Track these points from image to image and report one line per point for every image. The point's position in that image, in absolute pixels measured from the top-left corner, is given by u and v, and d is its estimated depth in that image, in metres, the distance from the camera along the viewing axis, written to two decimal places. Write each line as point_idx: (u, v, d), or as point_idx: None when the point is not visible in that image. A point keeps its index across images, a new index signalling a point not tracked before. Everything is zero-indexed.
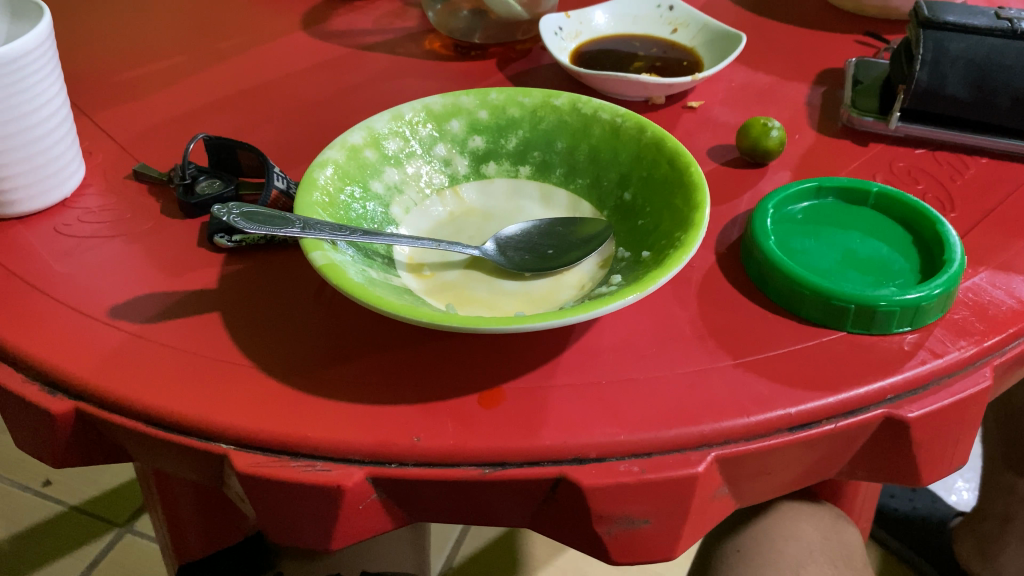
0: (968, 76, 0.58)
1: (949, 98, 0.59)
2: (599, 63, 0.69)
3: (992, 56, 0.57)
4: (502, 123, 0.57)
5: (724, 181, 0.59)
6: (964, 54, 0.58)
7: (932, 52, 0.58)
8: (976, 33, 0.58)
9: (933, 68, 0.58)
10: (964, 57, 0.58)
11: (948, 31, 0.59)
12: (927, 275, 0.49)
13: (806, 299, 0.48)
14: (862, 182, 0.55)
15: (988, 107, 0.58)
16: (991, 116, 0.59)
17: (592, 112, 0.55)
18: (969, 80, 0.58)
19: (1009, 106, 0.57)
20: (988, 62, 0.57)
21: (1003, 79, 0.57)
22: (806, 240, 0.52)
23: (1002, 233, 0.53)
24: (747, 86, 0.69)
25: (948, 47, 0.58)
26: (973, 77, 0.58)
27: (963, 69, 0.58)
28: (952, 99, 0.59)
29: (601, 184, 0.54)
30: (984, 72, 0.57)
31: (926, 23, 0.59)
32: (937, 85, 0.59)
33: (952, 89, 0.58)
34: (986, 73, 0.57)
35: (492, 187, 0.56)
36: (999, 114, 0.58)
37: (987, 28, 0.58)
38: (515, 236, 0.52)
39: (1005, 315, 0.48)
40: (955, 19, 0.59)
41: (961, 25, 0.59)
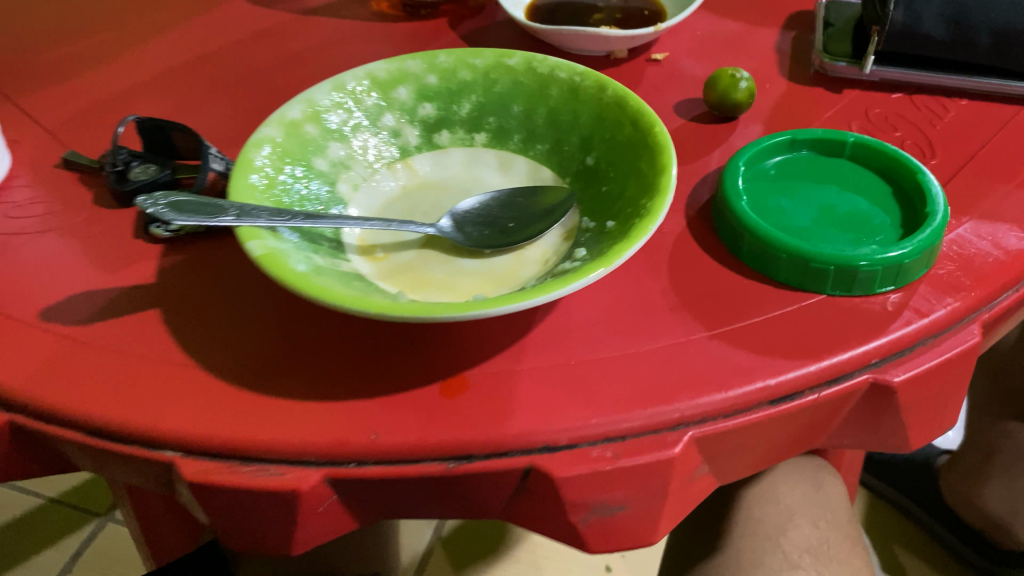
0: (945, 14, 0.54)
1: (926, 38, 0.55)
2: (556, 17, 0.65)
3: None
4: (453, 88, 0.53)
5: (693, 138, 0.56)
6: None
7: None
8: None
9: (908, 7, 0.55)
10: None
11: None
12: (910, 229, 0.46)
13: (781, 262, 0.45)
14: (837, 132, 0.51)
15: (966, 46, 0.55)
16: (970, 56, 0.55)
17: (549, 71, 0.52)
18: (947, 18, 0.54)
19: (990, 43, 0.54)
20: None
21: (981, 14, 0.54)
22: (779, 197, 0.49)
23: (986, 180, 0.51)
24: (713, 34, 0.65)
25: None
26: (951, 14, 0.54)
27: (938, 7, 0.55)
28: (928, 40, 0.55)
29: (563, 149, 0.51)
30: (961, 9, 0.54)
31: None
32: (913, 25, 0.55)
33: (929, 28, 0.55)
34: (963, 9, 0.54)
35: (447, 157, 0.53)
36: (977, 53, 0.55)
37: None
38: (471, 210, 0.49)
39: (990, 267, 0.46)
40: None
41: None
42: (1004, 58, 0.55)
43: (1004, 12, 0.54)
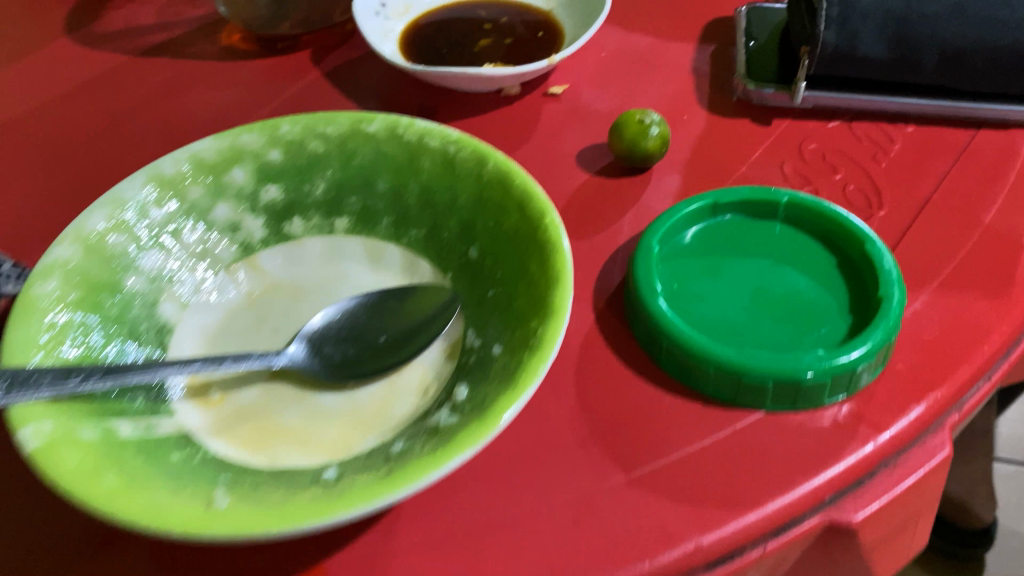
0: (885, 32, 0.46)
1: (864, 60, 0.47)
2: (435, 46, 0.55)
3: (910, 4, 0.46)
4: (302, 164, 0.43)
5: (599, 198, 0.47)
6: (875, 7, 0.46)
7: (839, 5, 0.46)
8: None
9: (841, 26, 0.46)
10: (877, 8, 0.46)
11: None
12: (860, 318, 0.38)
13: (708, 374, 0.37)
14: (767, 190, 0.43)
15: (911, 69, 0.47)
16: (916, 78, 0.47)
17: (418, 139, 0.42)
18: (887, 36, 0.46)
19: (939, 65, 0.46)
20: (906, 12, 0.46)
21: (927, 30, 0.46)
22: (700, 280, 0.40)
23: (944, 235, 0.43)
24: (622, 52, 0.55)
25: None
26: (892, 31, 0.46)
27: (876, 25, 0.46)
28: (868, 63, 0.47)
29: (441, 236, 0.42)
30: (902, 26, 0.46)
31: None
32: (848, 46, 0.46)
33: (868, 49, 0.46)
34: (905, 26, 0.46)
35: (301, 250, 0.43)
36: (924, 75, 0.47)
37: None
38: (331, 322, 0.40)
39: (956, 353, 0.38)
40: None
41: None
42: (953, 80, 0.47)
43: (952, 25, 0.45)
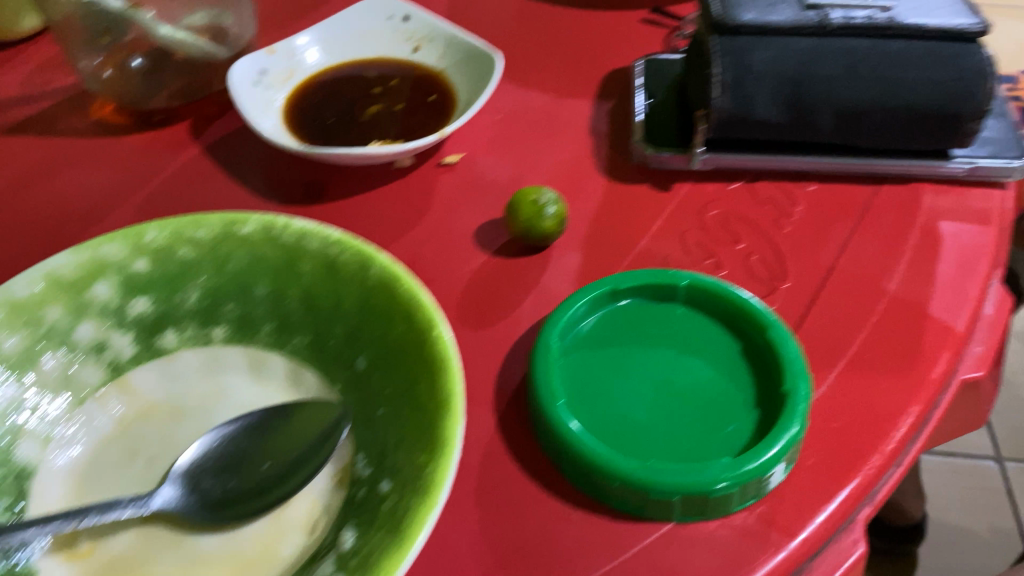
0: (779, 97, 0.45)
1: (759, 123, 0.45)
2: (321, 114, 0.52)
3: (805, 64, 0.44)
4: (171, 272, 0.40)
5: (498, 283, 0.45)
6: (772, 68, 0.44)
7: (732, 71, 0.44)
8: (779, 36, 0.45)
9: (735, 90, 0.45)
10: (771, 71, 0.44)
11: (747, 35, 0.45)
12: (766, 412, 0.37)
13: (614, 488, 0.35)
14: (668, 273, 0.42)
15: (806, 129, 0.46)
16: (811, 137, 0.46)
17: (296, 241, 0.39)
18: (781, 100, 0.45)
19: (834, 126, 0.45)
20: (801, 74, 0.44)
21: (821, 94, 0.44)
22: (604, 376, 0.38)
23: (846, 308, 0.42)
24: (516, 115, 0.54)
25: (749, 60, 0.44)
26: (786, 95, 0.45)
27: (771, 89, 0.44)
28: (763, 125, 0.46)
29: (326, 344, 0.39)
30: (798, 89, 0.44)
31: (720, 28, 0.45)
32: (743, 111, 0.45)
33: (763, 113, 0.45)
34: (800, 90, 0.44)
35: (175, 365, 0.40)
36: (819, 134, 0.46)
37: (794, 27, 0.44)
38: (210, 452, 0.37)
39: (866, 439, 0.37)
40: (755, 18, 0.45)
41: (761, 25, 0.44)
42: (849, 138, 0.46)
43: (846, 88, 0.44)
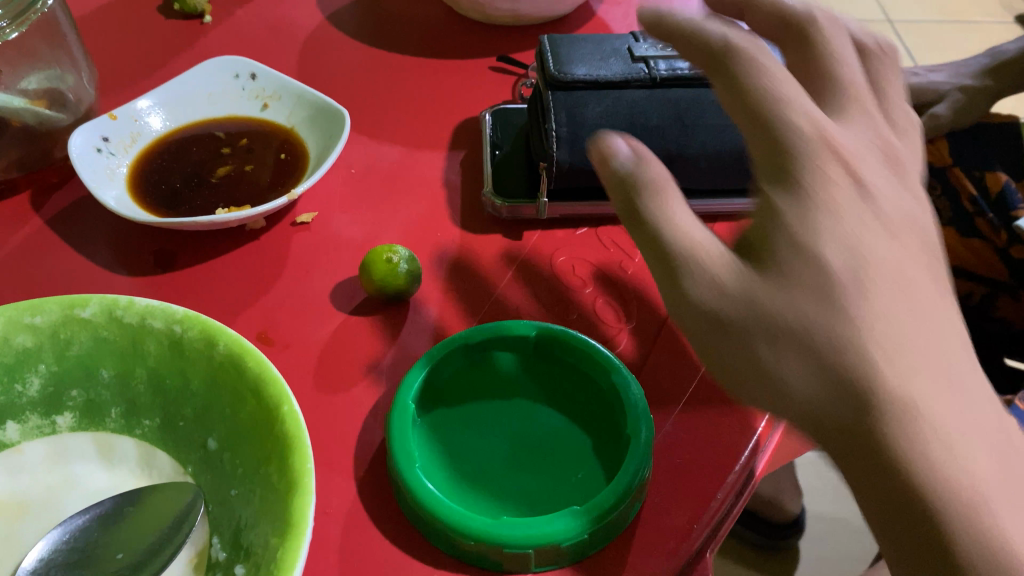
0: None
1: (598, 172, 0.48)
2: (167, 178, 0.51)
3: (634, 114, 0.47)
4: (10, 362, 0.38)
5: (355, 342, 0.45)
6: (603, 120, 0.47)
7: (568, 126, 0.47)
8: (611, 88, 0.48)
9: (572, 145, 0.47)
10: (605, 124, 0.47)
11: (580, 90, 0.48)
12: (614, 457, 0.38)
13: (470, 545, 0.35)
14: (519, 325, 0.43)
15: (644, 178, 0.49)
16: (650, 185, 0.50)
17: (140, 321, 0.39)
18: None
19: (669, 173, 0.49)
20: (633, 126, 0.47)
21: (651, 142, 0.47)
22: (459, 433, 0.39)
23: (686, 348, 0.45)
24: (369, 170, 0.55)
25: (582, 115, 0.47)
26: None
27: None
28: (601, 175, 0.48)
29: (177, 425, 0.38)
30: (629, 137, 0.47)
31: (554, 84, 0.48)
32: (581, 163, 0.48)
33: None
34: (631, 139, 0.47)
35: (19, 458, 0.38)
36: None
37: (624, 79, 0.48)
38: (58, 548, 0.36)
39: (709, 474, 0.39)
40: (586, 74, 0.48)
41: (593, 80, 0.48)
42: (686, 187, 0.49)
43: (674, 136, 0.47)
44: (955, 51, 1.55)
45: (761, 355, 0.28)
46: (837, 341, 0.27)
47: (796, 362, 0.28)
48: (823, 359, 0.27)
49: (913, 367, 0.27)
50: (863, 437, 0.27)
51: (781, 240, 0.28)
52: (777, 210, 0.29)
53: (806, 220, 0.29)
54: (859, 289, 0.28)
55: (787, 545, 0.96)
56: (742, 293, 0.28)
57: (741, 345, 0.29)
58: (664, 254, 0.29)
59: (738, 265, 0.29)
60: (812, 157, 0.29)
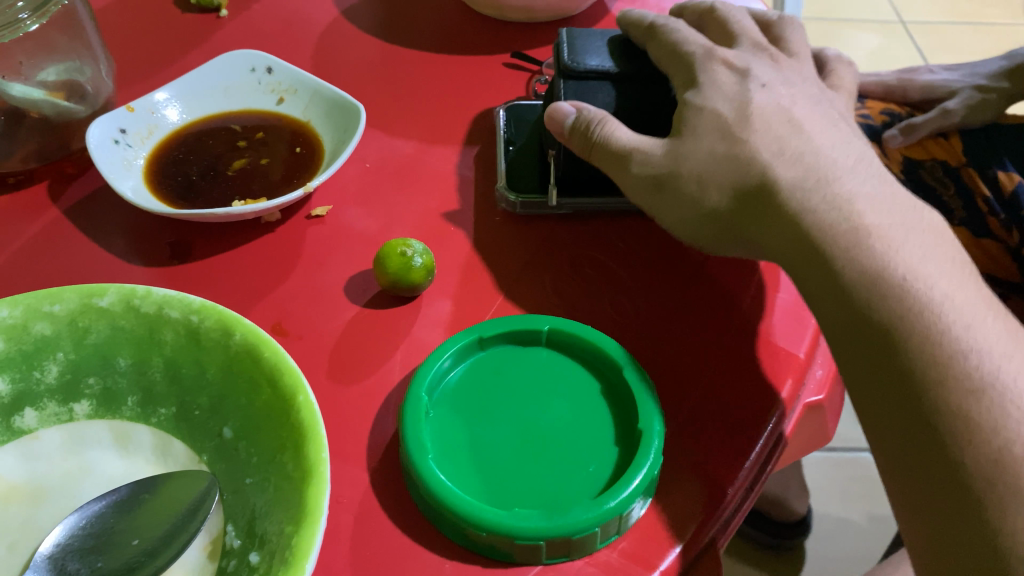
0: None
1: None
2: (184, 170, 0.52)
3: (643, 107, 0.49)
4: (28, 349, 0.39)
5: (368, 334, 0.45)
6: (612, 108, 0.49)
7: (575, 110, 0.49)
8: (622, 79, 0.50)
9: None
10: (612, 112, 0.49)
11: (589, 79, 0.49)
12: (624, 451, 0.38)
13: (481, 536, 0.36)
14: (531, 319, 0.43)
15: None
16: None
17: (157, 310, 0.39)
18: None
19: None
20: (639, 114, 0.49)
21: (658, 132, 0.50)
22: (470, 425, 0.39)
23: (698, 344, 0.45)
24: (383, 164, 0.55)
25: (591, 102, 0.49)
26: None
27: None
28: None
29: (192, 415, 0.39)
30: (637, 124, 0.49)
31: (566, 72, 0.49)
32: None
33: None
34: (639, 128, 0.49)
35: (37, 445, 0.38)
36: None
37: (634, 70, 0.49)
38: (75, 534, 0.36)
39: (719, 469, 0.40)
40: (598, 64, 0.49)
41: (602, 71, 0.49)
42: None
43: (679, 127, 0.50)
44: (967, 54, 1.54)
45: (702, 188, 0.44)
46: (744, 161, 0.43)
47: (724, 193, 0.44)
48: (735, 185, 0.43)
49: (831, 158, 0.44)
50: (772, 214, 0.42)
51: (697, 99, 0.46)
52: (690, 105, 0.46)
53: (696, 119, 0.45)
54: (736, 136, 0.44)
55: (793, 546, 0.96)
56: (666, 158, 0.45)
57: (673, 196, 0.45)
58: (625, 157, 0.45)
59: (670, 142, 0.45)
60: (699, 78, 0.47)
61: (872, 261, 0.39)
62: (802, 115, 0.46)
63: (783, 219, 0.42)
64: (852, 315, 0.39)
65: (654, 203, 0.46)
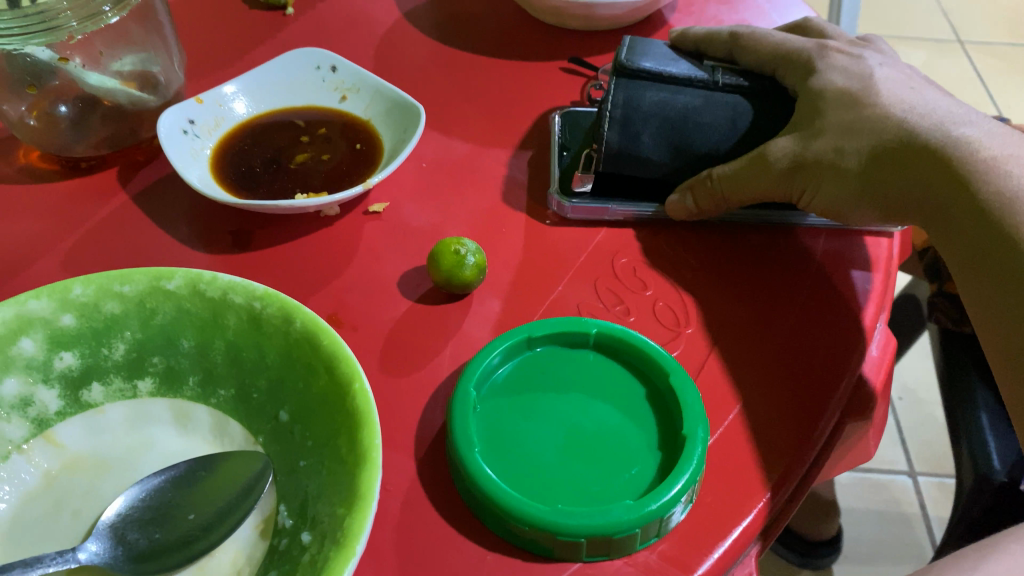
0: (661, 137, 0.50)
1: (643, 160, 0.50)
2: (248, 161, 0.53)
3: (688, 112, 0.49)
4: (98, 327, 0.41)
5: (420, 328, 0.47)
6: (658, 110, 0.49)
7: (622, 109, 0.49)
8: (673, 84, 0.49)
9: (623, 126, 0.49)
10: (658, 113, 0.49)
11: (642, 80, 0.49)
12: (667, 456, 0.39)
13: (524, 530, 0.36)
14: (581, 321, 0.44)
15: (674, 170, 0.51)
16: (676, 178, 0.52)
17: (221, 295, 0.41)
18: (663, 141, 0.50)
19: (703, 163, 0.51)
20: (683, 119, 0.49)
21: (699, 139, 0.50)
22: (515, 422, 0.40)
23: (744, 354, 0.45)
24: (440, 164, 0.57)
25: (640, 102, 0.49)
26: (666, 138, 0.50)
27: (655, 128, 0.49)
28: (640, 158, 0.50)
29: (250, 398, 0.40)
30: (679, 130, 0.49)
31: (620, 70, 0.49)
32: (630, 146, 0.50)
33: (645, 150, 0.50)
34: (679, 133, 0.49)
35: (102, 419, 0.41)
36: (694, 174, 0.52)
37: (685, 78, 0.49)
38: (135, 505, 0.38)
39: (758, 480, 0.40)
40: (652, 66, 0.49)
41: (657, 74, 0.49)
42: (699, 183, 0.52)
43: (721, 134, 0.50)
44: None
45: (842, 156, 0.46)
46: (878, 123, 0.46)
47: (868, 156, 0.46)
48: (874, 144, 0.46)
49: (950, 111, 0.47)
50: (913, 163, 0.45)
51: (819, 82, 0.48)
52: (814, 83, 0.48)
53: (818, 100, 0.48)
54: (862, 104, 0.47)
55: (821, 564, 0.95)
56: (799, 140, 0.47)
57: (817, 173, 0.47)
58: (762, 161, 0.47)
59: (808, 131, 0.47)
60: (817, 63, 0.49)
61: (1008, 180, 0.43)
62: (909, 83, 0.49)
63: (926, 162, 0.45)
64: (996, 238, 0.43)
65: (799, 185, 0.48)
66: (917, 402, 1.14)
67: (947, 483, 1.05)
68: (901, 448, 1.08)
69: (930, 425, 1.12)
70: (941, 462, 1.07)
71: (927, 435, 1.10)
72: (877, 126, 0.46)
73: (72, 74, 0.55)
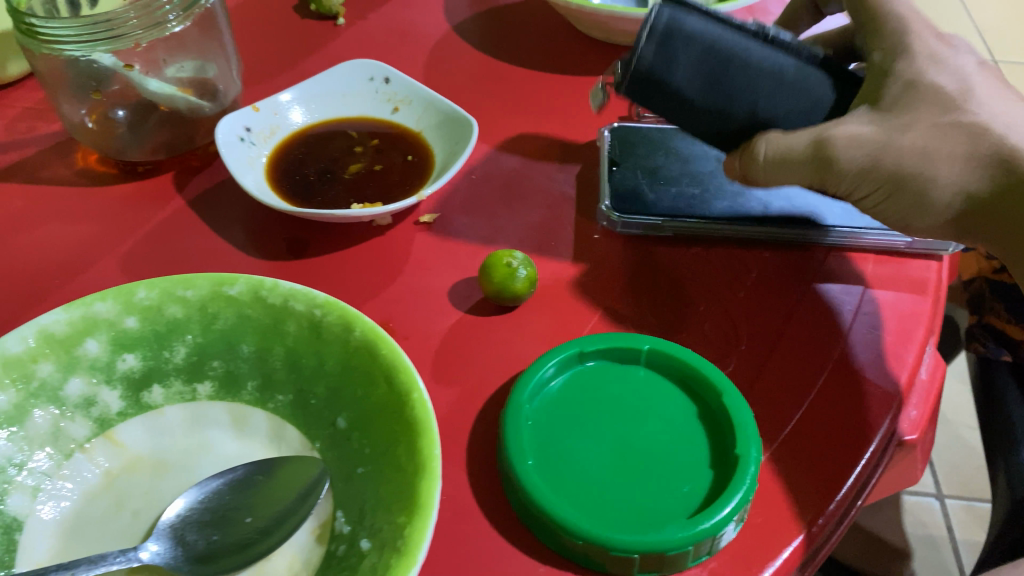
0: (698, 67, 0.43)
1: (673, 91, 0.44)
2: (302, 169, 0.54)
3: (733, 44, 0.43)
4: (160, 330, 0.42)
5: (470, 339, 0.47)
6: (700, 35, 0.43)
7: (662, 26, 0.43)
8: (719, 20, 0.44)
9: (661, 44, 0.43)
10: (701, 39, 0.43)
11: (688, 7, 0.44)
12: (719, 474, 0.39)
13: (576, 545, 0.37)
14: (632, 337, 0.45)
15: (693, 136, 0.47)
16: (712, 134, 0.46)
17: (281, 301, 0.42)
18: (698, 74, 0.44)
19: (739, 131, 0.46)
20: (727, 54, 0.43)
21: (742, 79, 0.43)
22: (565, 436, 0.41)
23: (794, 375, 0.46)
24: (489, 176, 0.57)
25: (683, 24, 0.43)
26: (704, 69, 0.43)
27: (695, 55, 0.43)
28: (681, 98, 0.45)
29: (307, 404, 0.41)
30: (721, 62, 0.43)
31: None
32: (662, 68, 0.44)
33: (677, 78, 0.44)
34: (718, 67, 0.43)
35: (161, 420, 0.41)
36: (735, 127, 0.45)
37: (728, 19, 0.44)
38: (194, 507, 0.38)
39: (809, 500, 0.40)
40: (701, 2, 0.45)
41: (704, 9, 0.44)
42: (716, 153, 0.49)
43: (765, 85, 0.44)
44: None
45: (938, 183, 0.44)
46: (973, 133, 0.43)
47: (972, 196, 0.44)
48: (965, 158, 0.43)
49: None
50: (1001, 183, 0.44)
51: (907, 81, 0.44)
52: (900, 72, 0.45)
53: (912, 94, 0.44)
54: (958, 107, 0.44)
55: None
56: (880, 134, 0.43)
57: (893, 178, 0.44)
58: (829, 153, 0.44)
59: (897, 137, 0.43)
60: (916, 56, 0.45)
61: None
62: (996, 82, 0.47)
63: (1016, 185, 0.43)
64: None
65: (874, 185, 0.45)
66: (946, 425, 1.14)
67: (977, 507, 1.04)
68: (930, 471, 1.07)
69: (960, 448, 1.11)
70: (971, 486, 1.06)
71: (957, 458, 1.09)
72: (972, 136, 0.43)
73: (134, 80, 0.56)
